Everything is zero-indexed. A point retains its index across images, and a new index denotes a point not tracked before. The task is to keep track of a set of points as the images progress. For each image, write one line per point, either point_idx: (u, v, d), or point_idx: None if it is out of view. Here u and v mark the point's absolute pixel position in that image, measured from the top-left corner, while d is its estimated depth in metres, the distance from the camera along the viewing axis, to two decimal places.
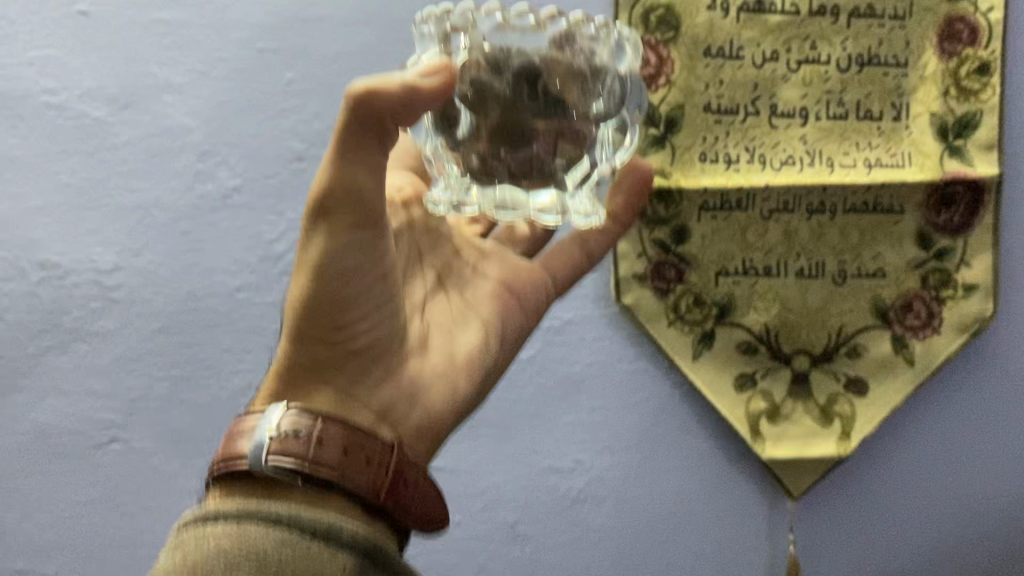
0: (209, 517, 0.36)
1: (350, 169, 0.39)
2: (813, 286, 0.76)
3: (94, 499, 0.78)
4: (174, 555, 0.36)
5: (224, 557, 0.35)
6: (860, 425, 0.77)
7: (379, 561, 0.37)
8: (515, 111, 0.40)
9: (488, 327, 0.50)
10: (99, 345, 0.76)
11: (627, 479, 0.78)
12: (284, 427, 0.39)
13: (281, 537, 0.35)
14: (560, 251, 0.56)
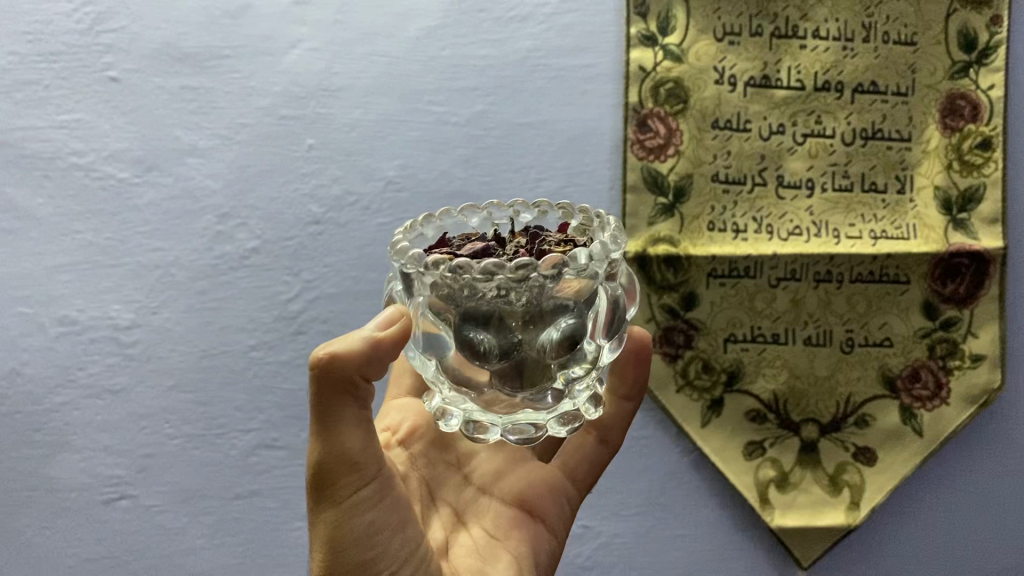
0: None
1: (337, 439, 0.43)
2: (821, 353, 0.77)
3: (100, 556, 0.78)
4: None
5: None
6: (869, 495, 0.76)
7: None
8: (462, 359, 0.40)
9: (518, 559, 0.49)
10: (113, 401, 0.77)
11: (635, 546, 0.78)
12: None
13: None
14: (575, 446, 0.56)
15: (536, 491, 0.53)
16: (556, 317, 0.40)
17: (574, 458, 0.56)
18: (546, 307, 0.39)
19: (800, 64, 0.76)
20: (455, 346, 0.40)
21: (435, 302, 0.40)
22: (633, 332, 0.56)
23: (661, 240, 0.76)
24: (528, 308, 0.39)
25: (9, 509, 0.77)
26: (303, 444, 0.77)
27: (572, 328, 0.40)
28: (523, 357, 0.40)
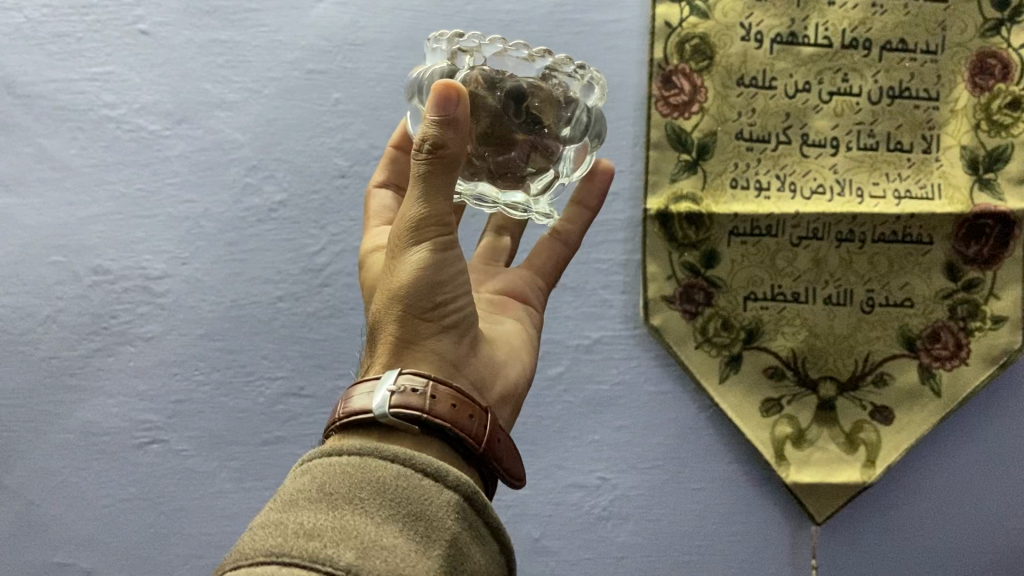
0: (333, 450, 0.38)
1: (436, 191, 0.44)
2: (840, 312, 0.77)
3: (133, 497, 0.81)
4: (299, 480, 0.37)
5: (348, 479, 0.36)
6: (885, 453, 0.77)
7: (477, 505, 0.38)
8: (503, 123, 0.47)
9: (522, 324, 0.57)
10: (144, 348, 0.79)
11: (652, 498, 0.79)
12: (403, 382, 0.42)
13: (399, 471, 0.37)
14: (541, 246, 0.62)
15: (517, 279, 0.60)
16: (570, 110, 0.50)
17: (543, 254, 0.62)
18: (567, 96, 0.49)
19: (828, 20, 0.75)
20: (497, 113, 0.47)
21: (483, 76, 0.47)
22: (597, 164, 0.62)
23: (683, 197, 0.76)
24: (559, 94, 0.49)
25: (45, 450, 0.80)
26: (328, 392, 0.79)
27: (574, 130, 0.50)
28: (545, 135, 0.49)
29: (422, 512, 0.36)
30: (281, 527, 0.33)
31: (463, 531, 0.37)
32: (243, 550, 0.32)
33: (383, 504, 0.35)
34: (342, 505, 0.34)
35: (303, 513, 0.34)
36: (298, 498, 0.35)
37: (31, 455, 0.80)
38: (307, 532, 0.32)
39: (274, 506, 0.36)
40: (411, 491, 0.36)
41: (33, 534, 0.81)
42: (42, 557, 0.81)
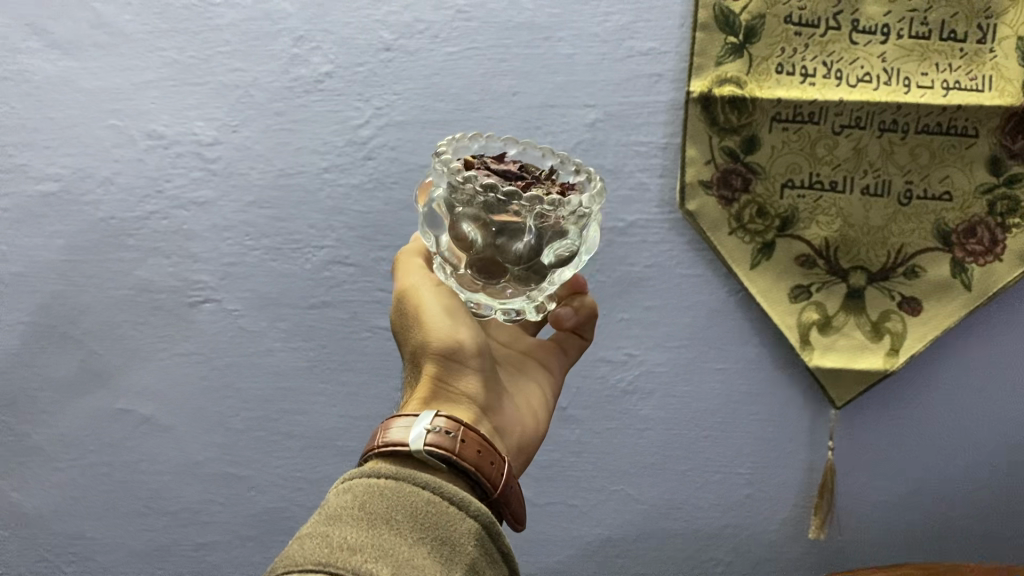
0: (374, 472, 0.43)
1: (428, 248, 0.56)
2: (877, 204, 0.78)
3: (187, 351, 0.86)
4: (342, 494, 0.42)
5: (385, 500, 0.41)
6: (909, 343, 0.79)
7: (493, 535, 0.44)
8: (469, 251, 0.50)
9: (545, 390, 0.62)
10: (197, 212, 0.82)
11: (677, 376, 0.83)
12: (438, 424, 0.47)
13: (430, 498, 0.42)
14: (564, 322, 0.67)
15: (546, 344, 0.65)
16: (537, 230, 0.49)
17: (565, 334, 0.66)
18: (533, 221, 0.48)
19: None
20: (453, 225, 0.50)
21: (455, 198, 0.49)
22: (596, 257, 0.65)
23: (727, 81, 0.76)
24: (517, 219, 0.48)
25: (107, 305, 0.85)
26: (370, 262, 0.83)
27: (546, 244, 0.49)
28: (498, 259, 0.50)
29: (451, 539, 0.41)
30: (327, 539, 0.38)
31: (481, 557, 0.42)
32: (293, 554, 0.37)
33: (415, 525, 0.40)
34: (380, 524, 0.40)
35: (346, 527, 0.39)
36: (341, 512, 0.40)
37: (93, 308, 0.85)
38: (349, 546, 0.37)
39: (321, 515, 0.40)
40: (438, 518, 0.42)
41: (96, 381, 0.87)
42: (105, 402, 0.88)
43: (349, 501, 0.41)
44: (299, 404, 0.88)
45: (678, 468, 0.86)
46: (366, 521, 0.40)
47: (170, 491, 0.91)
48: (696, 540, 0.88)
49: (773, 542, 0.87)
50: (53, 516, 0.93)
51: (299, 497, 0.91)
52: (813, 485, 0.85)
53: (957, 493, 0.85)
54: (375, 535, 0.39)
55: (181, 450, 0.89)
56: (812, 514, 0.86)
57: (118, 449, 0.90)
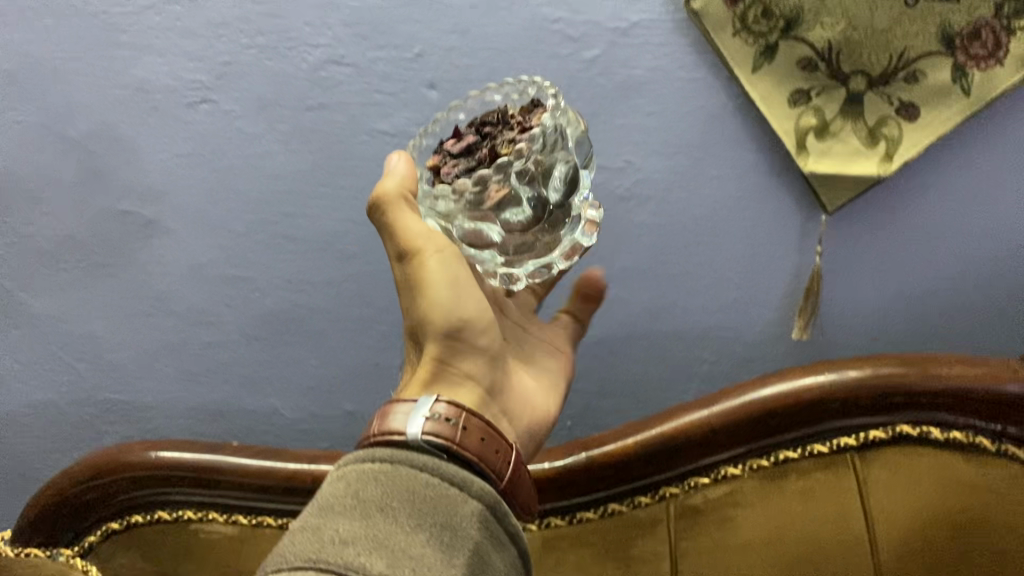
0: (367, 458, 0.47)
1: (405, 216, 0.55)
2: (882, 5, 0.74)
3: (187, 153, 0.86)
4: (336, 484, 0.46)
5: (379, 488, 0.44)
6: (904, 150, 0.79)
7: (497, 515, 0.47)
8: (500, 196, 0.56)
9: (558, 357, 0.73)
10: (189, 8, 0.80)
11: (673, 182, 0.84)
12: (439, 411, 0.49)
13: (428, 483, 0.46)
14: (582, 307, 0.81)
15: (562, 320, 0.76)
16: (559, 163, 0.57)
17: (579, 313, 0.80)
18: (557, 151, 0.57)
19: None
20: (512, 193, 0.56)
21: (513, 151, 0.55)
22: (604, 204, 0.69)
23: None
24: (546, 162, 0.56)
25: (103, 104, 0.84)
26: (368, 63, 0.81)
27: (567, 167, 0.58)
28: (556, 195, 0.59)
29: (453, 522, 0.44)
30: (317, 534, 0.41)
31: (485, 539, 0.45)
32: (286, 554, 0.40)
33: (413, 512, 0.43)
34: (375, 513, 0.43)
35: (339, 521, 0.42)
36: (333, 504, 0.44)
37: (90, 108, 0.85)
38: (341, 540, 0.41)
39: (315, 507, 0.44)
40: (437, 505, 0.44)
41: (97, 183, 0.88)
42: (107, 205, 0.89)
43: (344, 491, 0.45)
44: (299, 207, 0.89)
45: (670, 271, 0.89)
46: (363, 513, 0.43)
47: (176, 292, 0.93)
48: (684, 340, 0.93)
49: (756, 342, 0.92)
50: (62, 318, 0.95)
51: (304, 299, 0.93)
52: (799, 290, 0.89)
53: (937, 297, 0.88)
54: (370, 522, 0.42)
55: (185, 253, 0.91)
56: (795, 316, 0.90)
57: (123, 252, 0.91)
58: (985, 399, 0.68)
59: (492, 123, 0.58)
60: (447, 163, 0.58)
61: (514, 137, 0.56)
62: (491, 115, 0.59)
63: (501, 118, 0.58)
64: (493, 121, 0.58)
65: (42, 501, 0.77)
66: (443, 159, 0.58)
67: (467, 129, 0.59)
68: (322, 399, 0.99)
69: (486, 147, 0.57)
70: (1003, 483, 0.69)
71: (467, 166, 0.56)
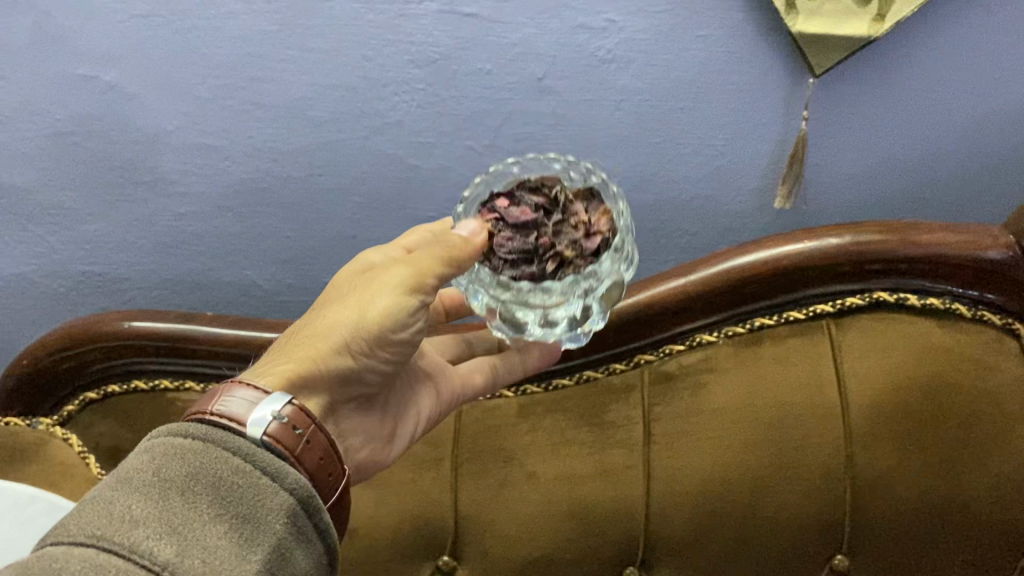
0: (178, 432, 0.46)
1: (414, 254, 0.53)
2: None
3: (147, 12, 0.81)
4: (142, 456, 0.45)
5: (184, 467, 0.44)
6: (898, 8, 0.75)
7: (308, 509, 0.47)
8: (557, 294, 0.52)
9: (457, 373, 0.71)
10: None
11: (656, 44, 0.80)
12: (286, 414, 0.49)
13: (237, 468, 0.45)
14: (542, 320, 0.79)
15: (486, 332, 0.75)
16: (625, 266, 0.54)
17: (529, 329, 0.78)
18: (622, 253, 0.53)
19: None
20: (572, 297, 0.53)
21: (580, 255, 0.51)
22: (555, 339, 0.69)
23: None
24: (607, 280, 0.53)
25: None
26: None
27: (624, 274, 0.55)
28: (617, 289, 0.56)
29: (258, 517, 0.44)
30: (106, 511, 0.41)
31: (288, 533, 0.45)
32: (68, 529, 0.40)
33: (215, 501, 0.43)
34: (173, 496, 0.42)
35: (132, 499, 0.41)
36: (133, 478, 0.43)
37: None
38: (129, 520, 0.40)
39: (112, 481, 0.43)
40: (246, 494, 0.44)
41: (55, 44, 0.83)
42: (67, 68, 0.85)
43: (148, 471, 0.43)
44: (265, 71, 0.84)
45: (652, 140, 0.86)
46: (161, 496, 0.42)
47: (145, 160, 0.90)
48: (665, 210, 0.91)
49: (738, 213, 0.90)
50: (30, 188, 0.92)
51: (277, 166, 0.90)
52: (783, 158, 0.86)
53: (926, 165, 0.86)
54: (164, 508, 0.41)
55: (152, 119, 0.87)
56: (777, 186, 0.88)
57: (87, 118, 0.88)
58: (965, 267, 0.68)
59: (552, 205, 0.53)
60: (503, 232, 0.53)
61: (579, 239, 0.51)
62: (549, 193, 0.54)
63: (563, 199, 0.53)
64: (552, 201, 0.53)
65: (20, 367, 0.77)
66: (498, 225, 0.53)
67: (524, 193, 0.55)
68: (301, 270, 0.97)
69: (548, 232, 0.52)
70: (978, 346, 0.70)
71: (523, 249, 0.52)
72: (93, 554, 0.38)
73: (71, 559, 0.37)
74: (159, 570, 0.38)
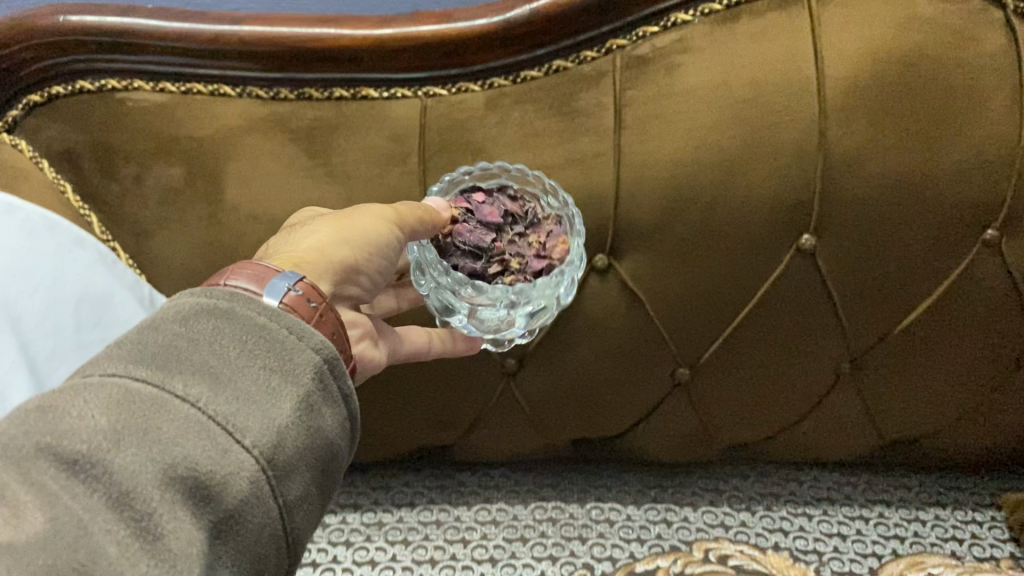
0: (201, 292, 0.44)
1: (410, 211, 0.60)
2: None
3: None
4: (166, 308, 0.43)
5: (211, 320, 0.42)
6: None
7: (335, 369, 0.45)
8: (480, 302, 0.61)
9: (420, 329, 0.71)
10: None
11: None
12: (300, 287, 0.48)
13: (264, 322, 0.44)
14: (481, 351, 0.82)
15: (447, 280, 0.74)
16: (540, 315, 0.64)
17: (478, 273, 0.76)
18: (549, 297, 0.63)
19: None
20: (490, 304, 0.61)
21: (512, 270, 0.60)
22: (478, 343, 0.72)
23: None
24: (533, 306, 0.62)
25: None
26: None
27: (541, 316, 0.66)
28: (534, 320, 0.65)
29: (286, 366, 0.43)
30: (132, 350, 0.40)
31: (316, 389, 0.44)
32: (94, 365, 0.39)
33: (243, 348, 0.42)
34: (198, 343, 0.41)
35: (162, 341, 0.40)
36: (157, 322, 0.42)
37: None
38: (156, 358, 0.39)
39: (137, 329, 0.42)
40: (274, 346, 0.43)
41: None
42: None
43: (175, 316, 0.42)
44: None
45: None
46: (184, 339, 0.41)
47: None
48: None
49: None
50: None
51: None
52: None
53: None
54: (189, 351, 0.40)
55: None
56: None
57: None
58: None
59: (520, 218, 0.62)
60: (467, 222, 0.62)
61: (526, 254, 0.61)
62: (521, 207, 0.63)
63: (530, 219, 0.62)
64: (523, 215, 0.62)
65: None
66: (464, 214, 0.62)
67: (502, 197, 0.64)
68: None
69: (500, 243, 0.61)
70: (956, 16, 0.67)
71: (478, 243, 0.60)
72: (128, 379, 0.38)
73: (103, 387, 0.37)
74: (187, 400, 0.38)
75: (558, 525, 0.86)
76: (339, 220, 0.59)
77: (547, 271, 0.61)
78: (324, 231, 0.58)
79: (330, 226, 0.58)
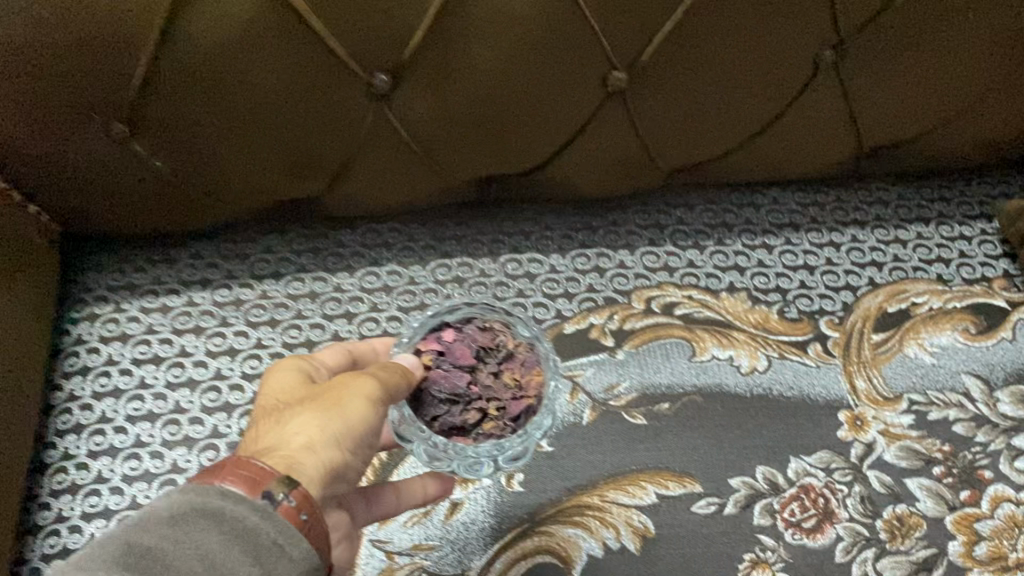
0: (207, 480, 0.37)
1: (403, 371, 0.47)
2: None
3: None
4: (167, 496, 0.36)
5: (208, 523, 0.35)
6: None
7: None
8: (458, 422, 0.50)
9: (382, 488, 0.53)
10: None
11: None
12: (291, 491, 0.37)
13: (267, 523, 0.36)
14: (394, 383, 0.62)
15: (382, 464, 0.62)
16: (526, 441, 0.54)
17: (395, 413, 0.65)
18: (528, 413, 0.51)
19: None
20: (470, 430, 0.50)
21: (488, 423, 0.50)
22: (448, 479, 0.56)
23: None
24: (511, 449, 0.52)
25: None
26: None
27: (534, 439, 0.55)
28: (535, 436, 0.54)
29: (268, 571, 0.35)
30: (116, 560, 0.32)
31: None
32: (79, 568, 0.32)
33: (232, 559, 0.34)
34: (186, 555, 0.33)
35: (142, 552, 0.33)
36: (149, 523, 0.34)
37: None
38: (137, 571, 0.32)
39: (133, 520, 0.35)
40: (271, 562, 0.35)
41: None
42: None
43: (170, 517, 0.35)
44: None
45: None
46: (167, 541, 0.34)
47: None
48: None
49: None
50: None
51: None
52: None
53: None
54: (173, 557, 0.33)
55: None
56: None
57: None
58: None
59: (491, 352, 0.52)
60: (440, 367, 0.51)
61: (506, 396, 0.51)
62: (494, 335, 0.53)
63: (505, 352, 0.52)
64: (497, 351, 0.52)
65: None
66: (435, 356, 0.52)
67: (475, 332, 0.54)
68: None
69: (478, 388, 0.51)
70: None
71: (454, 390, 0.50)
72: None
73: None
74: None
75: (467, 287, 0.69)
76: (324, 390, 0.44)
77: (529, 416, 0.51)
78: (308, 407, 0.43)
79: (311, 403, 0.43)
